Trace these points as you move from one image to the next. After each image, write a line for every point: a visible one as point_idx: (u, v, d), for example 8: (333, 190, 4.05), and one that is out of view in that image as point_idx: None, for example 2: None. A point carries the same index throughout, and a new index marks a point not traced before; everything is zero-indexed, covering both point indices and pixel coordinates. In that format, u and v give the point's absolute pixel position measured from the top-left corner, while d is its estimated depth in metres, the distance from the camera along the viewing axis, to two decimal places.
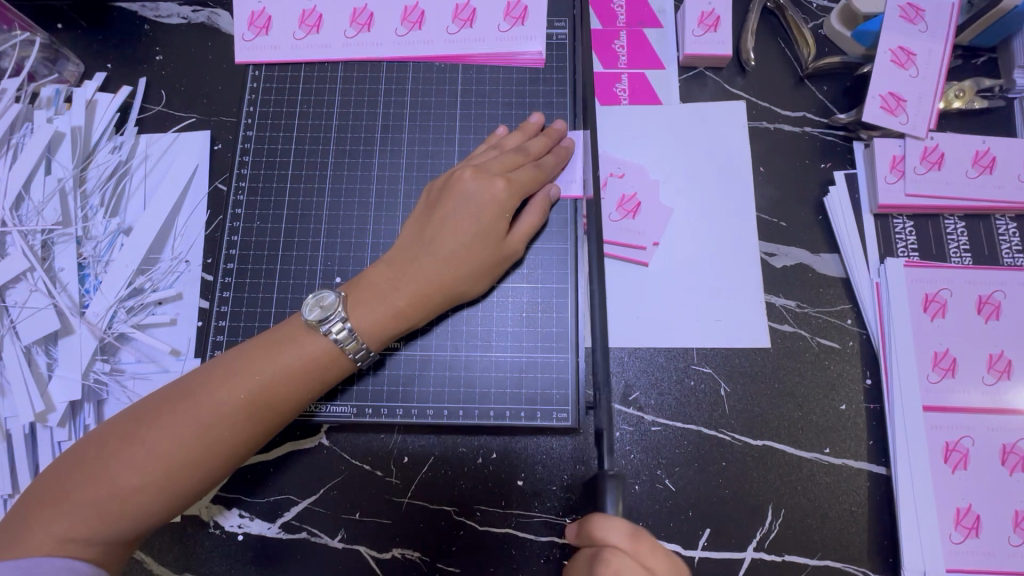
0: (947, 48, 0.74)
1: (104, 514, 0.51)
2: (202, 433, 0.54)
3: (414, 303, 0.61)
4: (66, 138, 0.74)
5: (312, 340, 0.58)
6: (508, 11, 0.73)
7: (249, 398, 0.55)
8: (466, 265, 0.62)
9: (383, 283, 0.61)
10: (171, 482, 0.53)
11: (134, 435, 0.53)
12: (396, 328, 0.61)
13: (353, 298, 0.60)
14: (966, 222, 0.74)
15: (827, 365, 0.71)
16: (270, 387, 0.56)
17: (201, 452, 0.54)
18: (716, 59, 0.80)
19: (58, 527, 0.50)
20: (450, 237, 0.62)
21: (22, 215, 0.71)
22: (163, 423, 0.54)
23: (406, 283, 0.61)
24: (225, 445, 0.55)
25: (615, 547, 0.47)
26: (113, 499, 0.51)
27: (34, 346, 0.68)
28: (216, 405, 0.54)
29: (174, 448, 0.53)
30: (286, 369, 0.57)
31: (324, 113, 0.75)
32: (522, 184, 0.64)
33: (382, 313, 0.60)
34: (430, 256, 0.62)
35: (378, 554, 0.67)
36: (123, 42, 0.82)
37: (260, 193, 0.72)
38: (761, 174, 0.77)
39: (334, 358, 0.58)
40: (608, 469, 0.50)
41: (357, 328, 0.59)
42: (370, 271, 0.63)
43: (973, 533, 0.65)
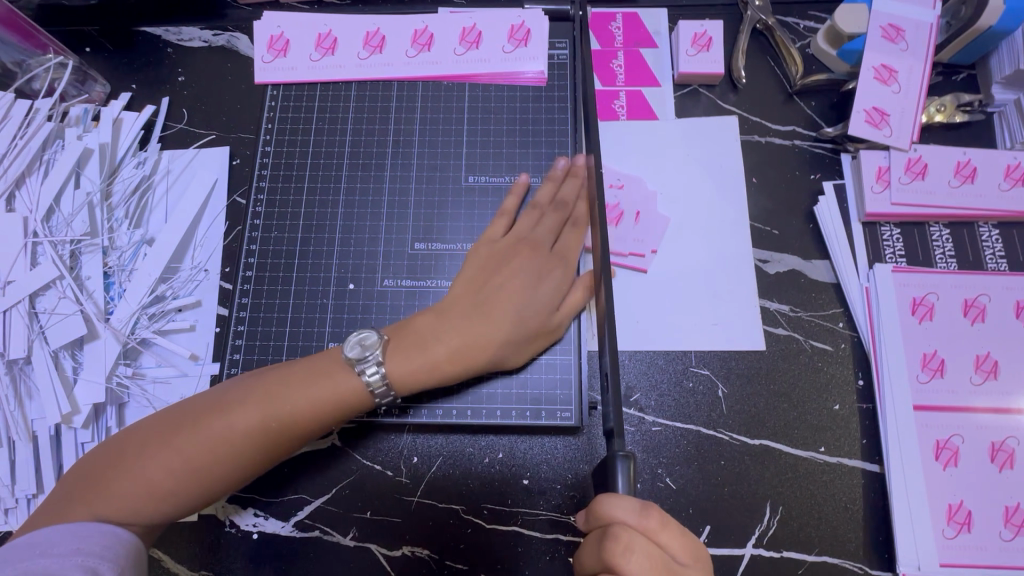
0: (926, 65, 0.79)
1: (130, 504, 0.54)
2: (223, 442, 0.57)
3: (452, 361, 0.63)
4: (94, 154, 0.78)
5: (345, 378, 0.61)
6: (512, 35, 0.79)
7: (269, 415, 0.58)
8: (515, 330, 0.65)
9: (427, 334, 0.64)
10: (192, 482, 0.56)
11: (163, 438, 0.56)
12: (427, 381, 0.63)
13: (395, 346, 0.64)
14: (950, 229, 0.78)
15: (820, 367, 0.74)
16: (294, 413, 0.59)
17: (221, 455, 0.56)
18: (709, 76, 0.84)
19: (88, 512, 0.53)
20: (506, 301, 0.65)
21: (52, 226, 0.75)
22: (193, 430, 0.57)
23: (449, 335, 0.64)
24: (242, 457, 0.57)
25: (624, 522, 0.48)
26: (143, 493, 0.54)
27: (61, 350, 0.71)
28: (239, 417, 0.57)
29: (196, 452, 0.56)
30: (312, 398, 0.59)
31: (338, 130, 0.79)
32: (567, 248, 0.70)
33: (419, 364, 0.63)
34: (482, 316, 0.65)
35: (389, 552, 0.69)
36: (148, 64, 0.87)
37: (277, 205, 0.76)
38: (754, 184, 0.81)
39: (362, 397, 0.61)
40: (618, 450, 0.48)
41: (390, 376, 0.62)
42: (417, 318, 0.66)
43: (965, 529, 0.67)
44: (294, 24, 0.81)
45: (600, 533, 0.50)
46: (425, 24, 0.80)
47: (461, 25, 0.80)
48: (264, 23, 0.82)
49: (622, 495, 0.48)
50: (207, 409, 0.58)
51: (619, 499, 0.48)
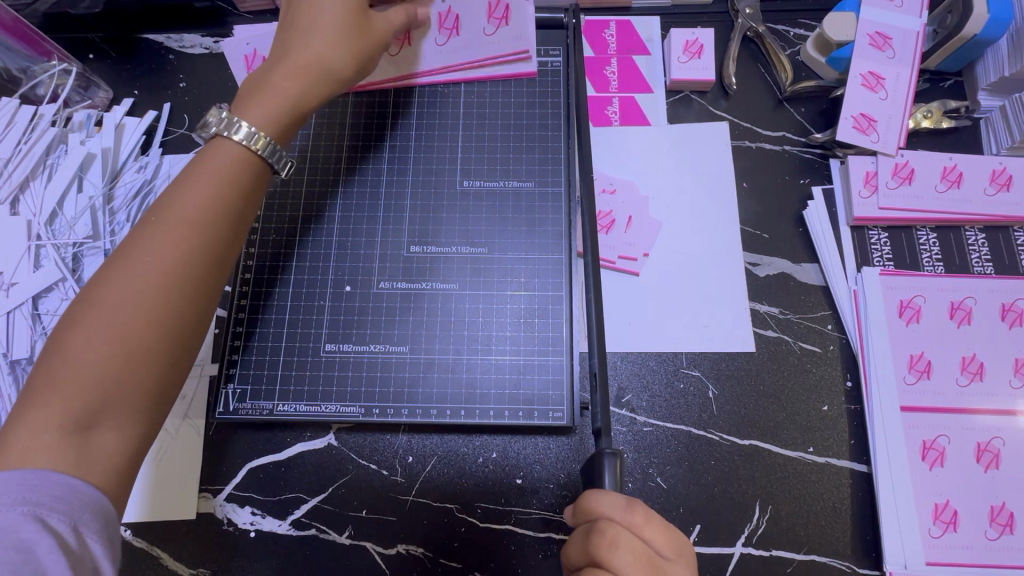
0: (913, 72, 0.80)
1: (72, 396, 0.47)
2: (140, 300, 0.50)
3: (292, 96, 0.63)
4: (97, 159, 0.80)
5: (219, 151, 0.58)
6: (491, 12, 0.77)
7: (171, 219, 0.54)
8: (336, 43, 0.65)
9: (259, 82, 0.63)
10: (126, 360, 0.49)
11: (75, 323, 0.49)
12: (287, 121, 0.63)
13: (241, 106, 0.62)
14: (938, 234, 0.79)
15: (810, 368, 0.75)
16: (187, 202, 0.55)
17: (150, 325, 0.50)
18: (701, 83, 0.86)
19: (38, 419, 0.46)
20: (301, 34, 0.64)
21: (55, 229, 0.76)
22: (102, 303, 0.50)
23: (271, 82, 0.62)
24: (167, 274, 0.52)
25: (609, 517, 0.50)
26: (77, 380, 0.47)
27: None
28: (149, 266, 0.52)
29: (118, 324, 0.49)
30: (207, 178, 0.57)
31: (336, 135, 0.80)
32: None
33: (273, 104, 0.62)
34: (304, 42, 0.64)
35: (384, 550, 0.70)
36: (150, 70, 0.89)
37: (275, 208, 0.78)
38: (744, 189, 0.83)
39: (250, 159, 0.59)
40: (604, 447, 0.53)
41: (256, 124, 0.60)
42: (249, 76, 0.64)
43: (951, 528, 0.68)
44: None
45: (585, 527, 0.51)
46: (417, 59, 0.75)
47: (435, 8, 0.76)
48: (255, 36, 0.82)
49: (608, 491, 0.51)
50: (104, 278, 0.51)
51: (604, 494, 0.51)
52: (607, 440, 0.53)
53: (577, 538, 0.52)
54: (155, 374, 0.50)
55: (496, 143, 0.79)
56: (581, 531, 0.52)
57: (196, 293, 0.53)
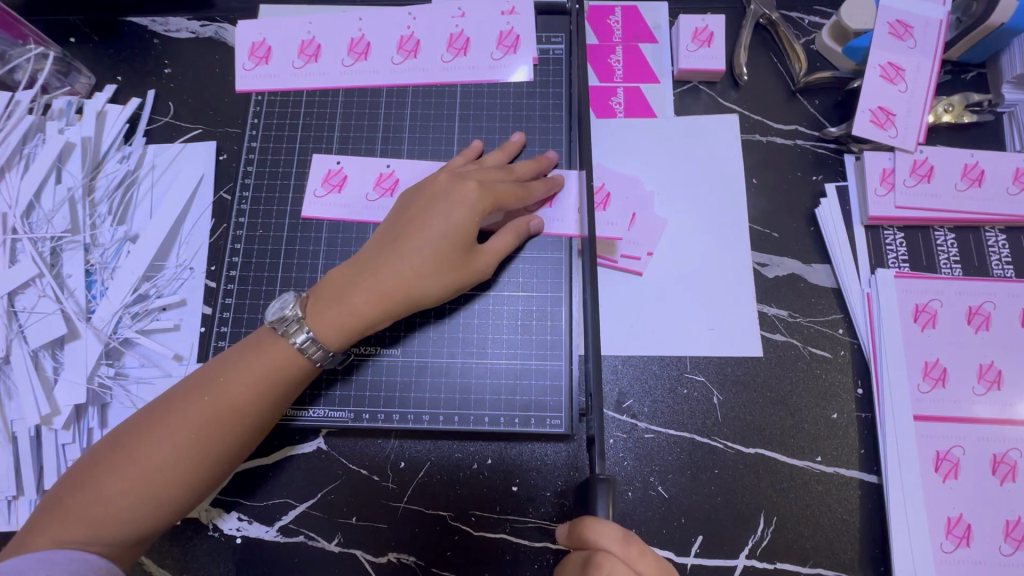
0: (935, 63, 0.76)
1: (87, 524, 0.53)
2: (177, 444, 0.55)
3: (374, 303, 0.61)
4: (76, 148, 0.76)
5: (282, 349, 0.60)
6: (500, 41, 0.77)
7: (228, 390, 0.57)
8: (428, 271, 0.62)
9: (343, 282, 0.62)
10: (145, 497, 0.54)
11: (120, 444, 0.55)
12: (355, 329, 0.61)
13: (314, 300, 0.62)
14: (956, 234, 0.75)
15: (819, 374, 0.72)
16: (246, 385, 0.58)
17: (178, 469, 0.55)
18: (710, 73, 0.82)
19: (50, 533, 0.52)
20: (415, 239, 0.62)
21: (32, 223, 0.73)
22: (146, 439, 0.55)
23: (365, 282, 0.61)
24: (209, 429, 0.56)
25: (607, 550, 0.48)
26: (98, 509, 0.53)
27: (41, 349, 0.70)
28: (197, 417, 0.56)
29: (149, 463, 0.54)
30: (264, 372, 0.58)
31: (326, 125, 0.76)
32: (494, 189, 0.64)
33: (340, 313, 0.61)
34: (395, 258, 0.62)
35: (374, 558, 0.68)
36: (134, 55, 0.85)
37: (263, 202, 0.74)
38: (753, 185, 0.79)
39: (301, 359, 0.60)
40: (598, 472, 0.49)
41: (317, 331, 0.60)
42: (334, 272, 0.64)
43: (963, 543, 0.65)
44: (277, 31, 0.78)
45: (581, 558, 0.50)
46: (391, 167, 0.74)
47: (448, 29, 0.77)
48: (244, 30, 0.79)
49: (604, 521, 0.49)
50: (162, 411, 0.56)
51: (600, 524, 0.49)
52: (601, 465, 0.49)
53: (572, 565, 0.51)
54: (161, 508, 0.55)
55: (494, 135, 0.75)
56: (577, 558, 0.51)
57: (235, 451, 0.58)
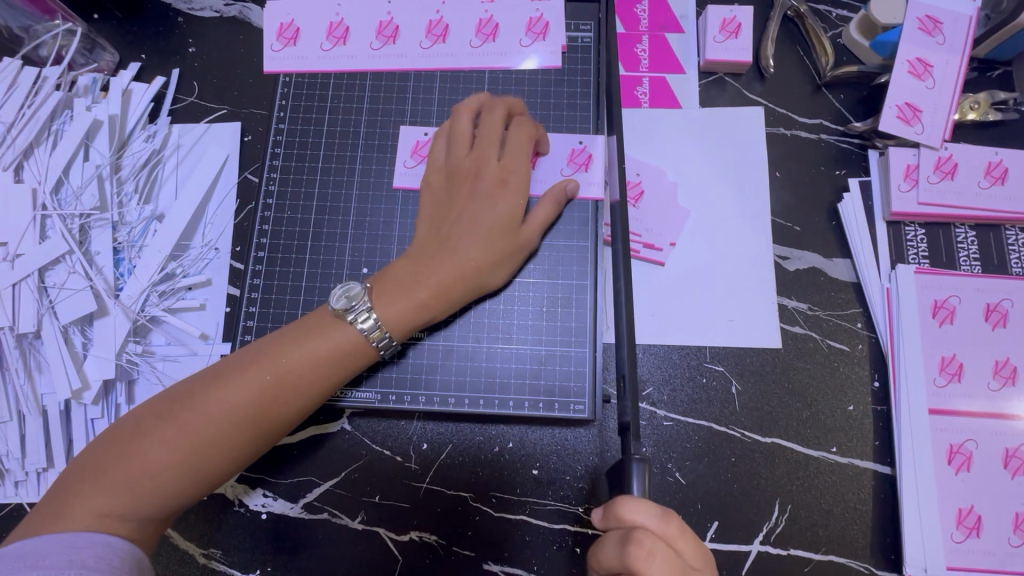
0: (963, 60, 0.76)
1: (131, 491, 0.55)
2: (223, 419, 0.57)
3: (437, 297, 0.63)
4: (103, 126, 0.76)
5: (337, 331, 0.61)
6: (530, 27, 0.77)
7: (277, 372, 0.59)
8: (485, 257, 0.64)
9: (406, 277, 0.64)
10: (188, 469, 0.56)
11: (165, 415, 0.57)
12: (420, 320, 0.64)
13: (377, 291, 0.63)
14: (976, 231, 0.76)
15: (837, 367, 0.73)
16: (296, 367, 0.59)
17: (223, 443, 0.57)
18: (737, 65, 0.81)
19: (94, 499, 0.54)
20: (469, 229, 0.65)
21: (61, 199, 0.73)
22: (192, 412, 0.57)
23: (430, 276, 0.63)
24: (255, 406, 0.58)
25: (645, 527, 0.50)
26: (143, 477, 0.55)
27: (70, 326, 0.70)
28: (244, 395, 0.57)
29: (195, 435, 0.56)
30: (312, 355, 0.60)
31: (354, 109, 0.76)
32: (538, 177, 0.67)
33: (407, 305, 0.63)
34: (451, 249, 0.64)
35: (397, 536, 0.70)
36: (158, 34, 0.85)
37: (290, 184, 0.75)
38: (777, 179, 0.79)
39: (362, 346, 0.61)
40: (633, 453, 0.51)
41: (384, 321, 0.62)
42: (395, 265, 0.65)
43: (973, 533, 0.67)
44: (305, 11, 0.78)
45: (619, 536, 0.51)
46: (429, 135, 0.75)
47: (477, 14, 0.77)
48: (271, 11, 0.78)
49: (637, 498, 0.50)
50: (210, 385, 0.58)
51: (633, 503, 0.50)
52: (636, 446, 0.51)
53: (609, 542, 0.52)
54: (204, 481, 0.57)
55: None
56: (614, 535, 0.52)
57: (277, 429, 0.60)
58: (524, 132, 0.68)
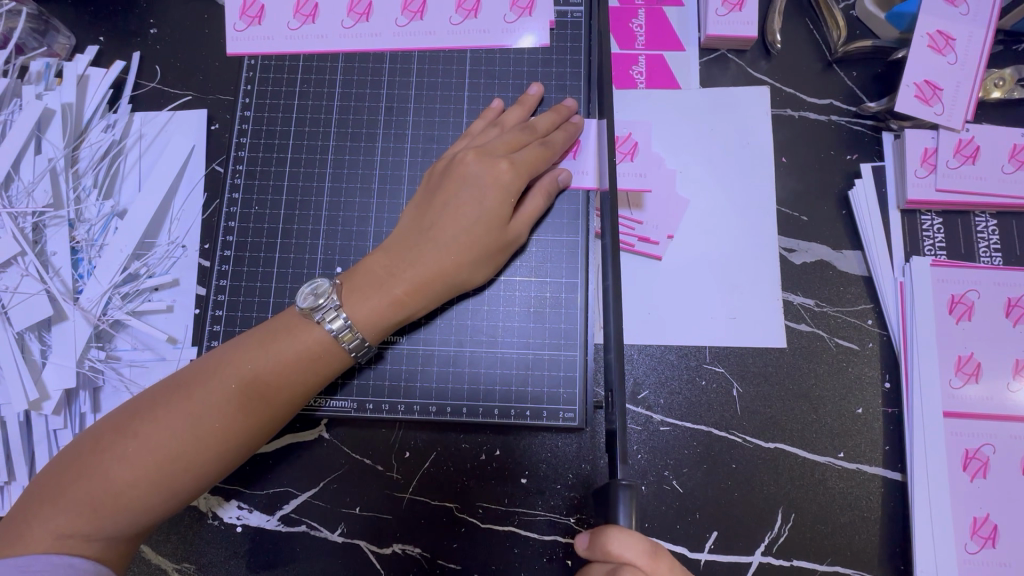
0: (988, 32, 0.70)
1: (93, 511, 0.51)
2: (189, 430, 0.53)
3: (413, 292, 0.59)
4: (56, 116, 0.71)
5: (308, 331, 0.57)
6: (515, 2, 0.70)
7: (246, 378, 0.55)
8: (468, 252, 0.60)
9: (380, 271, 0.59)
10: (154, 485, 0.52)
11: (126, 428, 0.53)
12: (395, 318, 0.59)
13: (349, 287, 0.59)
14: (998, 220, 0.71)
15: (846, 367, 0.69)
16: (266, 372, 0.55)
17: (190, 457, 0.53)
18: (740, 41, 0.75)
19: (53, 523, 0.50)
20: (451, 223, 0.59)
21: (12, 195, 0.68)
22: (155, 424, 0.52)
23: (404, 269, 0.59)
24: (225, 416, 0.54)
25: (631, 562, 0.47)
26: (106, 496, 0.51)
27: (27, 332, 0.66)
28: (211, 404, 0.53)
29: (160, 448, 0.52)
30: (283, 358, 0.56)
31: (325, 94, 0.71)
32: (527, 165, 0.61)
33: (379, 302, 0.58)
34: (430, 243, 0.59)
35: (379, 549, 0.66)
36: (115, 14, 0.78)
37: (259, 176, 0.69)
38: (783, 165, 0.74)
39: (337, 348, 0.57)
40: (620, 478, 0.49)
41: (355, 320, 0.57)
42: (368, 259, 0.61)
43: (989, 543, 0.63)
44: None
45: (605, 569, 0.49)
46: (407, 122, 0.70)
47: None
48: None
49: (625, 531, 0.48)
50: (173, 395, 0.54)
51: (626, 537, 0.47)
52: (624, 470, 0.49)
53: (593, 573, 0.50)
54: (172, 498, 0.53)
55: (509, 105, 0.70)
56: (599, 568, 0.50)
57: (250, 439, 0.55)
58: (512, 130, 0.64)
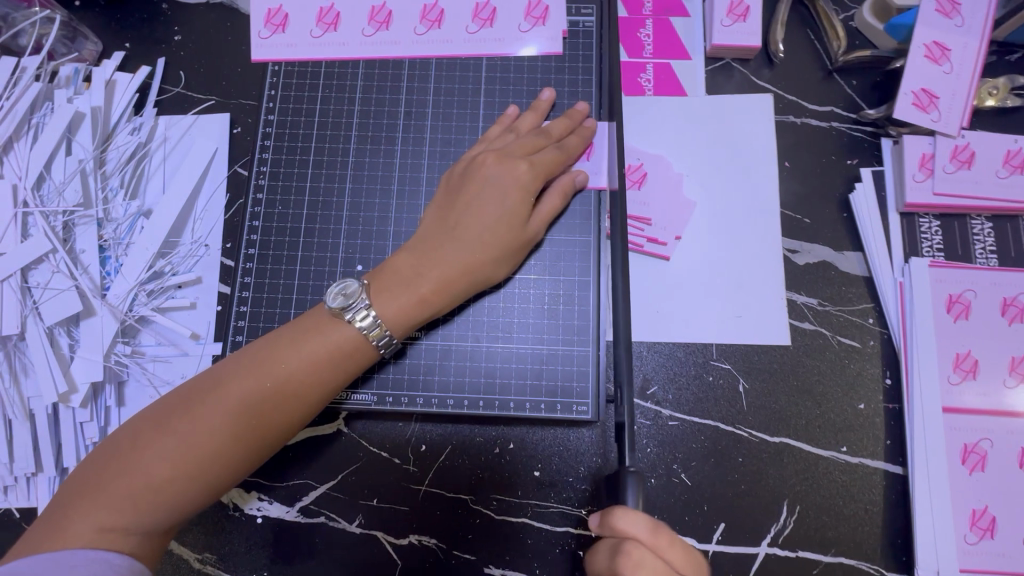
0: (982, 43, 0.73)
1: (133, 505, 0.52)
2: (226, 425, 0.55)
3: (439, 290, 0.61)
4: (86, 119, 0.73)
5: (337, 329, 0.59)
6: (529, 12, 0.73)
7: (278, 376, 0.57)
8: (491, 252, 0.62)
9: (406, 270, 0.61)
10: (193, 478, 0.54)
11: (164, 424, 0.54)
12: (421, 316, 0.62)
13: (375, 286, 0.61)
14: (993, 223, 0.73)
15: (848, 364, 0.71)
16: (298, 370, 0.57)
17: (226, 451, 0.55)
18: (744, 50, 0.78)
19: (94, 517, 0.51)
20: (473, 223, 0.62)
21: (43, 195, 0.71)
22: (192, 420, 0.54)
23: (430, 269, 0.61)
24: (259, 412, 0.56)
25: (635, 538, 0.50)
26: (147, 488, 0.53)
27: (56, 327, 0.69)
28: (246, 401, 0.55)
29: (197, 444, 0.54)
30: (314, 356, 0.58)
31: (346, 99, 0.73)
32: (545, 167, 0.64)
33: (407, 301, 0.60)
34: (455, 244, 0.62)
35: (395, 540, 0.68)
36: (142, 21, 0.81)
37: (281, 178, 0.72)
38: (786, 169, 0.76)
39: (366, 345, 0.59)
40: (629, 466, 0.52)
41: (383, 317, 0.60)
42: (394, 258, 0.63)
43: (987, 535, 0.65)
44: None
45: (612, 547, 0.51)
46: (425, 127, 0.72)
47: None
48: None
49: (632, 510, 0.50)
50: (209, 392, 0.56)
51: (631, 515, 0.49)
52: (631, 458, 0.51)
53: (602, 551, 0.52)
54: (208, 492, 0.55)
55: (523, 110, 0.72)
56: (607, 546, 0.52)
57: (282, 432, 0.58)
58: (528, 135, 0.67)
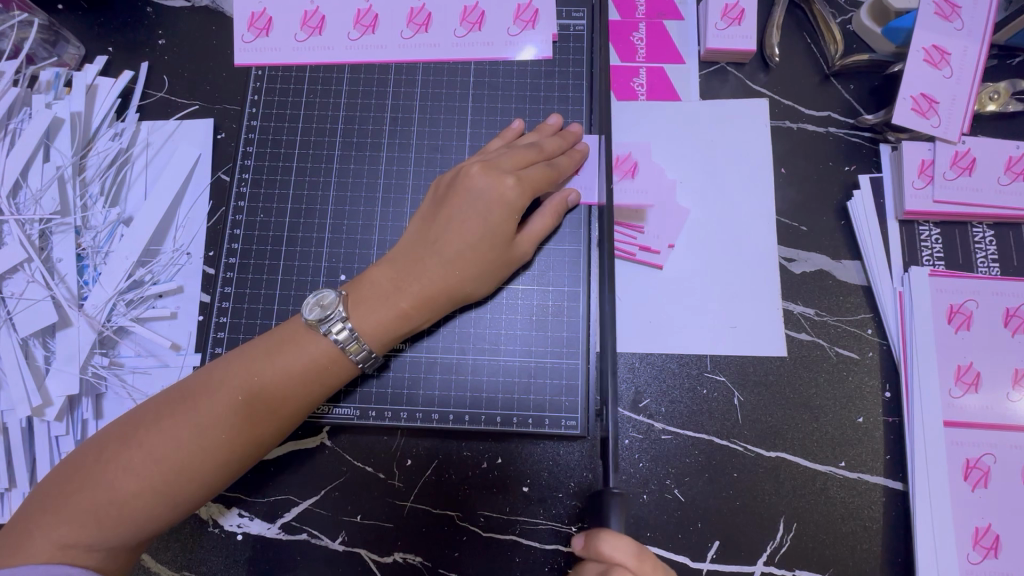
0: (983, 47, 0.71)
1: (96, 521, 0.51)
2: (195, 441, 0.53)
3: (418, 304, 0.60)
4: (65, 125, 0.72)
5: (313, 342, 0.57)
6: (518, 15, 0.72)
7: (251, 389, 0.55)
8: (472, 265, 0.60)
9: (385, 283, 0.60)
10: (159, 495, 0.52)
11: (131, 437, 0.53)
12: (401, 330, 0.60)
13: (353, 297, 0.59)
14: (994, 231, 0.72)
15: (846, 376, 0.69)
16: (272, 383, 0.55)
17: (195, 467, 0.53)
18: (739, 54, 0.76)
19: (56, 532, 0.50)
20: (455, 238, 0.60)
21: (20, 203, 0.69)
22: (160, 434, 0.53)
23: (410, 283, 0.60)
24: (231, 427, 0.54)
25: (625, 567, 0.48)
26: (110, 504, 0.51)
27: (32, 338, 0.67)
28: (217, 415, 0.54)
29: (165, 459, 0.52)
30: (289, 370, 0.56)
31: (331, 104, 0.72)
32: (534, 182, 0.61)
33: (385, 315, 0.59)
34: (435, 256, 0.60)
35: (379, 558, 0.66)
36: (125, 25, 0.79)
37: (264, 185, 0.70)
38: (782, 176, 0.75)
39: (343, 359, 0.58)
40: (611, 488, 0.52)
41: (361, 330, 0.58)
42: (372, 270, 0.61)
43: (991, 554, 0.63)
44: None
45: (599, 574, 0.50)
46: (411, 133, 0.71)
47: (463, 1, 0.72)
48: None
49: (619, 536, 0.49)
50: (179, 405, 0.54)
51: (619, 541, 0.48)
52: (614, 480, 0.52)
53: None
54: (175, 509, 0.53)
55: (529, 129, 0.70)
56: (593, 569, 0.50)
57: (255, 449, 0.56)
58: (519, 146, 0.64)
